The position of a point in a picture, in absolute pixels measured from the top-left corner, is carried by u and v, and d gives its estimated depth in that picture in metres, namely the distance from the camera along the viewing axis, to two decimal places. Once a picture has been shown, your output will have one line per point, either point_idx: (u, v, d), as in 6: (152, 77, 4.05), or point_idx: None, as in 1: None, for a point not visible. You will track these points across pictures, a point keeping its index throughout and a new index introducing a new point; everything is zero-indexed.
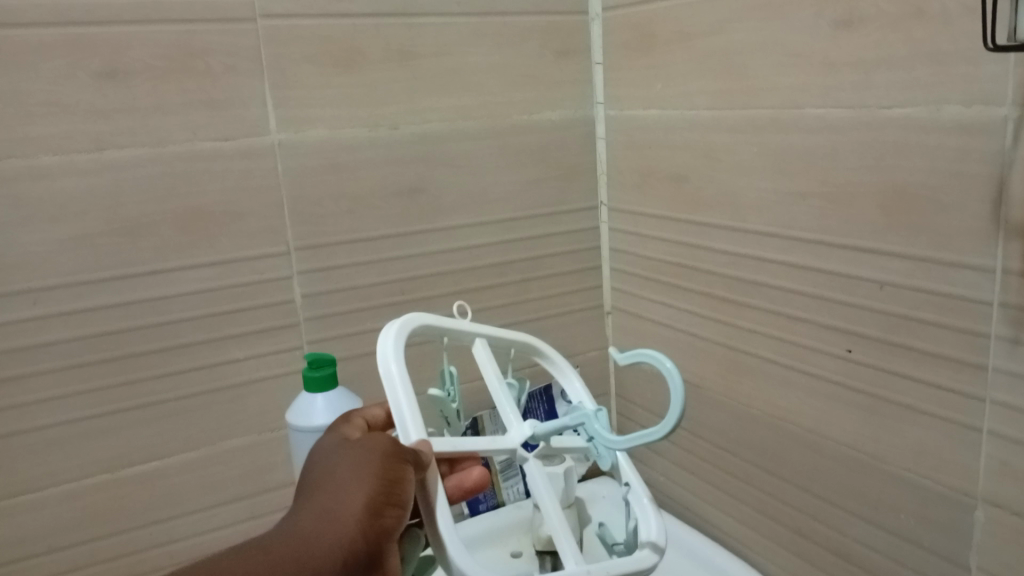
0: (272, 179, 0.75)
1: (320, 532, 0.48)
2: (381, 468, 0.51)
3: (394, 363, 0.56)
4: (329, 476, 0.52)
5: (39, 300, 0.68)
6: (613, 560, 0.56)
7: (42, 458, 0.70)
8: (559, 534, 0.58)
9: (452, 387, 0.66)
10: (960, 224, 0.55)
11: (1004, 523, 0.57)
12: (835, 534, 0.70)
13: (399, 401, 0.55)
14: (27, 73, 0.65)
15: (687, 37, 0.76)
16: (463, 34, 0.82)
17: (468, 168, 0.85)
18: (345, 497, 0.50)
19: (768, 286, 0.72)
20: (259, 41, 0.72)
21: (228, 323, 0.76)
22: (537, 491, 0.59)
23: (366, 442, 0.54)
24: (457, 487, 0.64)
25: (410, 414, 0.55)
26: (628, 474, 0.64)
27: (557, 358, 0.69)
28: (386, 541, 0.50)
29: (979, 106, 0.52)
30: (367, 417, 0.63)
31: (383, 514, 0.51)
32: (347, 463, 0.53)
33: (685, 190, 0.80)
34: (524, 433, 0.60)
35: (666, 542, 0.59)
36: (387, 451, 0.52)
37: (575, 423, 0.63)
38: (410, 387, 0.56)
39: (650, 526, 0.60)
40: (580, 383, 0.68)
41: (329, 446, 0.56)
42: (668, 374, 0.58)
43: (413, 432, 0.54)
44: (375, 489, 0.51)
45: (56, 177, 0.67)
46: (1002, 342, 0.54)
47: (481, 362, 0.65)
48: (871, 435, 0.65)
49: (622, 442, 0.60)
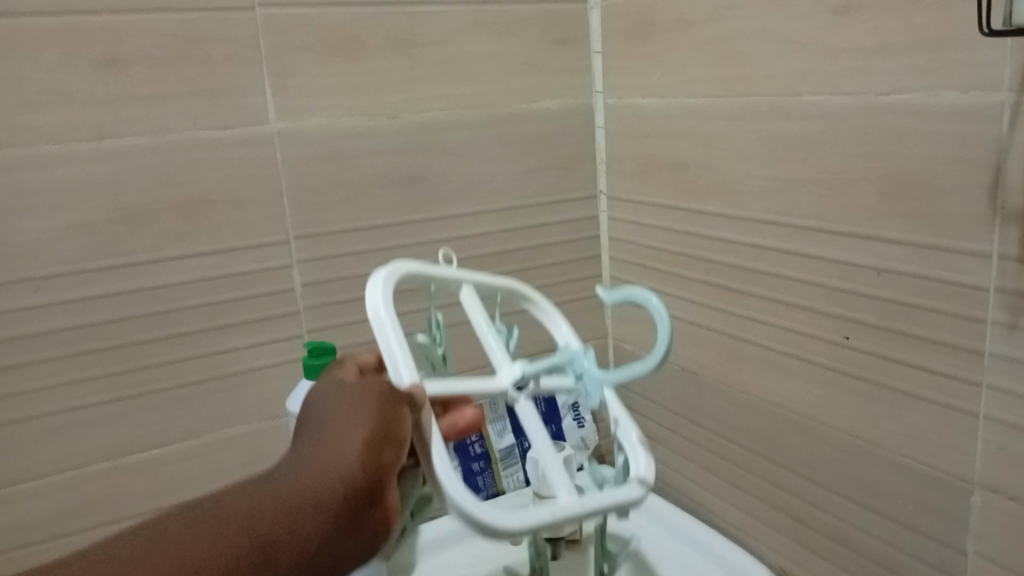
0: (272, 168, 0.75)
1: (321, 472, 0.51)
2: (378, 409, 0.52)
3: (384, 308, 0.53)
4: (333, 414, 0.54)
5: (40, 289, 0.68)
6: (607, 491, 0.56)
7: (45, 445, 0.71)
8: (547, 463, 0.56)
9: (439, 334, 0.66)
10: (959, 211, 0.55)
11: (1001, 508, 0.57)
12: (834, 520, 0.71)
13: (391, 346, 0.53)
14: (26, 62, 0.65)
15: (686, 25, 0.76)
16: (462, 23, 0.82)
17: (467, 157, 0.85)
18: (345, 437, 0.53)
19: (767, 274, 0.72)
20: (259, 30, 0.73)
21: (229, 312, 0.76)
22: (529, 430, 0.59)
23: (366, 383, 0.55)
24: (451, 426, 0.61)
25: (403, 359, 0.53)
26: (616, 411, 0.62)
27: (545, 304, 0.68)
28: (385, 477, 0.53)
29: (977, 92, 0.52)
30: (359, 363, 0.61)
31: (381, 451, 0.52)
32: (348, 402, 0.54)
33: (684, 178, 0.80)
34: (514, 374, 0.60)
35: (654, 479, 0.59)
36: (384, 394, 0.53)
37: (564, 361, 0.64)
38: (400, 331, 0.53)
39: (640, 462, 0.60)
40: (565, 326, 0.67)
41: (333, 380, 0.58)
42: (656, 312, 0.59)
43: (405, 376, 0.52)
44: (372, 428, 0.52)
45: (57, 166, 0.67)
46: (999, 328, 0.54)
47: (468, 308, 0.64)
48: (869, 421, 0.65)
49: (609, 377, 0.62)
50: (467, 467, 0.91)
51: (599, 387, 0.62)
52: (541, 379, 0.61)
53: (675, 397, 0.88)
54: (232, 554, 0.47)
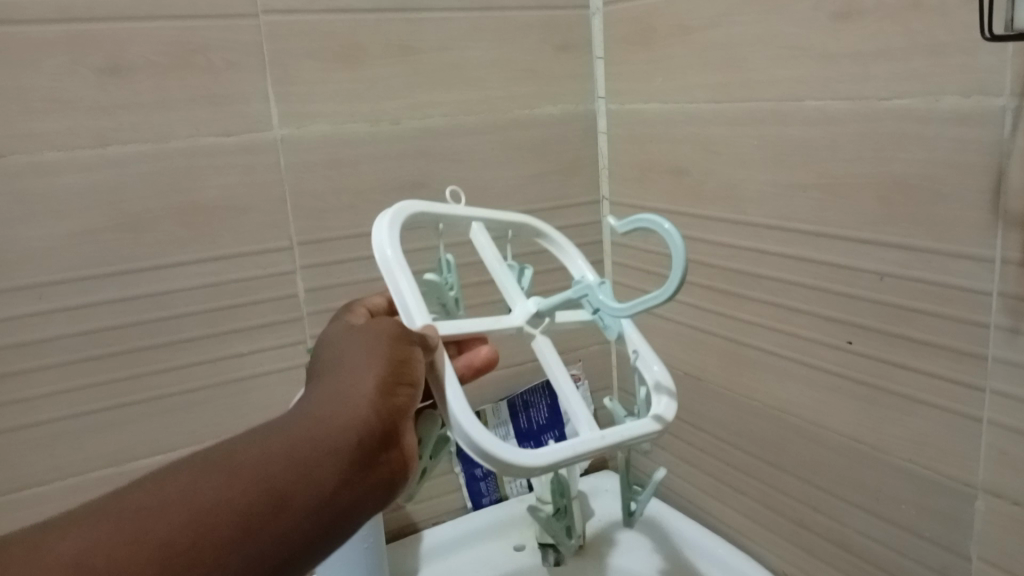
0: (273, 173, 0.75)
1: (334, 413, 0.46)
2: (390, 350, 0.51)
3: (390, 249, 0.57)
4: (340, 361, 0.51)
5: (42, 295, 0.68)
6: (628, 425, 0.57)
7: (47, 451, 0.71)
8: (573, 407, 0.59)
9: (450, 277, 0.66)
10: (959, 215, 0.55)
11: (1003, 513, 0.57)
12: (836, 525, 0.70)
13: (400, 286, 0.56)
14: (29, 69, 0.65)
15: (687, 30, 0.76)
16: (463, 29, 0.82)
17: (468, 163, 0.85)
18: (357, 377, 0.49)
19: (768, 279, 0.72)
20: (260, 37, 0.73)
21: (232, 318, 0.76)
22: (547, 363, 0.62)
23: (374, 327, 0.54)
24: (467, 365, 0.65)
25: (413, 300, 0.56)
26: (635, 342, 0.63)
27: (559, 239, 0.69)
28: (400, 419, 0.49)
29: (977, 97, 0.53)
30: (369, 306, 0.64)
31: (395, 392, 0.49)
32: (357, 347, 0.52)
33: (685, 183, 0.80)
34: (528, 310, 0.62)
35: (673, 417, 0.59)
36: (394, 335, 0.52)
37: (579, 295, 0.64)
38: (408, 272, 0.57)
39: (661, 401, 0.59)
40: (582, 261, 0.68)
41: (333, 334, 0.56)
42: (668, 236, 0.55)
43: (418, 318, 0.56)
44: (386, 368, 0.50)
45: (60, 174, 0.67)
46: (1001, 332, 0.54)
47: (479, 246, 0.66)
48: (871, 425, 0.65)
49: (626, 309, 0.60)
50: (470, 473, 0.92)
51: (616, 319, 0.63)
52: (556, 315, 0.63)
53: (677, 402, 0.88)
54: (221, 512, 0.39)
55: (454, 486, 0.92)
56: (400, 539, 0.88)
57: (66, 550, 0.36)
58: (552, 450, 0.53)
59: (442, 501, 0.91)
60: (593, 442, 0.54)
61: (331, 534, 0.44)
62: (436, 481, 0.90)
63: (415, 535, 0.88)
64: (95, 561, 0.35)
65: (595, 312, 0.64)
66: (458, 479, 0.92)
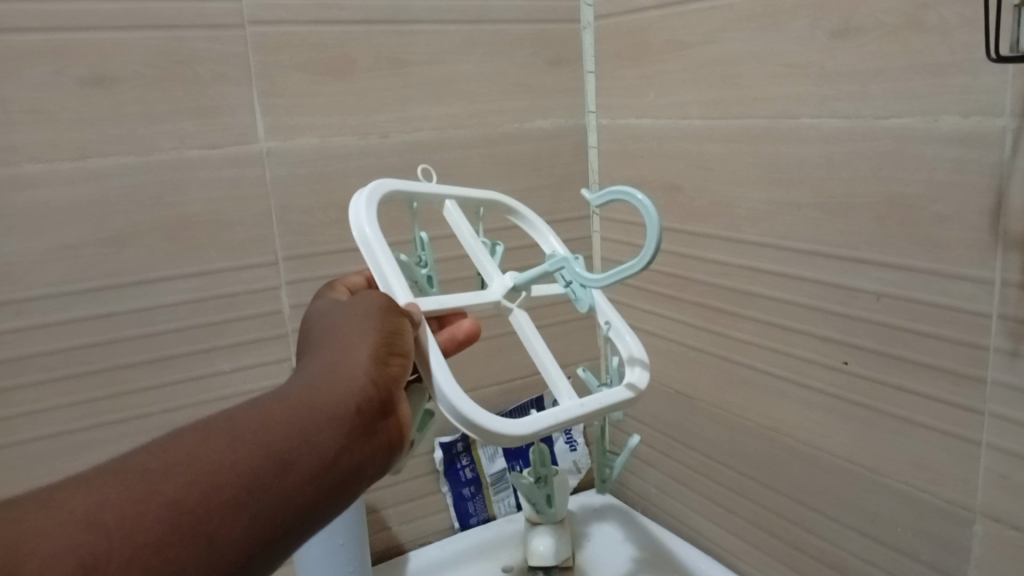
0: (261, 187, 0.74)
1: (331, 382, 0.44)
2: (381, 321, 0.49)
3: (369, 226, 0.55)
4: (331, 331, 0.49)
5: (19, 312, 0.66)
6: (603, 393, 0.57)
7: (23, 472, 0.69)
8: (550, 375, 0.58)
9: (423, 255, 0.63)
10: (959, 237, 0.55)
11: (1002, 538, 0.56)
12: (831, 548, 0.69)
13: (381, 264, 0.54)
14: (8, 80, 0.63)
15: (680, 46, 0.76)
16: (454, 42, 0.81)
17: (458, 177, 0.84)
18: (351, 348, 0.47)
19: (764, 298, 0.71)
20: (248, 48, 0.71)
21: (214, 334, 0.74)
22: (527, 337, 0.60)
23: (362, 299, 0.52)
24: (449, 339, 0.62)
25: (394, 278, 0.54)
26: (607, 313, 0.62)
27: (532, 218, 0.67)
28: (396, 388, 0.48)
29: (978, 117, 0.52)
30: (349, 285, 0.61)
31: (389, 362, 0.48)
32: (349, 319, 0.50)
33: (679, 199, 0.79)
34: (505, 284, 0.60)
35: (646, 386, 0.58)
36: (385, 306, 0.50)
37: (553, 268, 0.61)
38: (387, 248, 0.55)
39: (635, 371, 0.59)
40: (555, 239, 0.66)
41: (323, 307, 0.54)
42: (643, 206, 0.54)
43: (400, 294, 0.54)
44: (378, 339, 0.48)
45: (40, 187, 0.65)
46: (1002, 355, 0.54)
47: (453, 222, 0.64)
48: (867, 448, 0.64)
49: (599, 280, 0.58)
50: (458, 493, 0.90)
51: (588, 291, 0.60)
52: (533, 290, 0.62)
53: (668, 420, 0.87)
54: (225, 474, 0.37)
55: (442, 506, 0.90)
56: (387, 561, 0.86)
57: (75, 507, 0.33)
58: (533, 420, 0.52)
59: (429, 521, 0.89)
60: (574, 413, 0.54)
61: (335, 500, 0.42)
62: (423, 501, 0.89)
63: (403, 556, 0.86)
64: (106, 518, 0.33)
65: (567, 284, 0.62)
66: (445, 499, 0.90)
